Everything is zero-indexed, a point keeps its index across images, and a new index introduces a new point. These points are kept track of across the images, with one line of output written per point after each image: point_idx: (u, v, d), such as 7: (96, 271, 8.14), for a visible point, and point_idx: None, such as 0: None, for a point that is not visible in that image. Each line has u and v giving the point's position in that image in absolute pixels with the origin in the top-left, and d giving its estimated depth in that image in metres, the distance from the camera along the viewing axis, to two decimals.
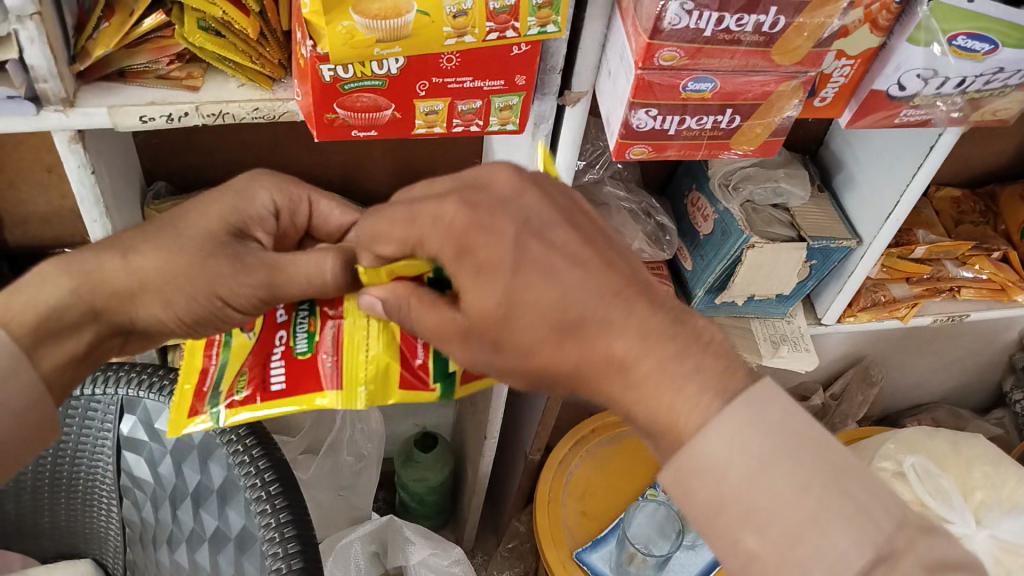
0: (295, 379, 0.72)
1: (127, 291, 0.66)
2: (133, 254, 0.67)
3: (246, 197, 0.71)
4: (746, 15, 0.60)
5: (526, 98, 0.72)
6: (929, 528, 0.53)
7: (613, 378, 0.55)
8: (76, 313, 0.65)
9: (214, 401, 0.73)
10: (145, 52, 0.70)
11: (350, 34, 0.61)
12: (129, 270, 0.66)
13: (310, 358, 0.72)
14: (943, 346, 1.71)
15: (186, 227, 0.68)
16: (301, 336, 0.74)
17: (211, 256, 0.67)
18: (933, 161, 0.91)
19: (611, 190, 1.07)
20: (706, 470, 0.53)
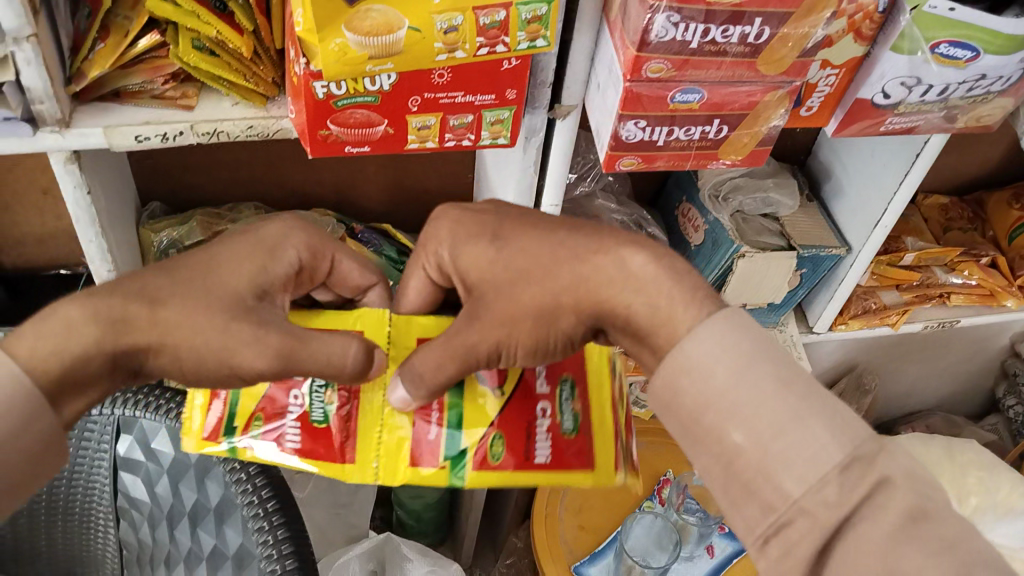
0: (309, 444, 0.69)
1: (148, 346, 0.62)
2: (163, 306, 0.62)
3: (275, 252, 0.69)
4: (731, 26, 0.62)
5: (516, 112, 0.73)
6: (885, 476, 0.53)
7: (613, 291, 0.63)
8: (100, 363, 0.61)
9: (229, 437, 0.69)
10: (140, 72, 0.71)
11: (342, 51, 0.62)
12: (157, 323, 0.62)
13: (325, 429, 0.69)
14: (935, 353, 1.72)
15: (214, 284, 0.64)
16: (318, 403, 0.70)
17: (235, 323, 0.63)
18: (919, 168, 0.93)
19: (603, 202, 1.08)
20: (698, 371, 0.58)
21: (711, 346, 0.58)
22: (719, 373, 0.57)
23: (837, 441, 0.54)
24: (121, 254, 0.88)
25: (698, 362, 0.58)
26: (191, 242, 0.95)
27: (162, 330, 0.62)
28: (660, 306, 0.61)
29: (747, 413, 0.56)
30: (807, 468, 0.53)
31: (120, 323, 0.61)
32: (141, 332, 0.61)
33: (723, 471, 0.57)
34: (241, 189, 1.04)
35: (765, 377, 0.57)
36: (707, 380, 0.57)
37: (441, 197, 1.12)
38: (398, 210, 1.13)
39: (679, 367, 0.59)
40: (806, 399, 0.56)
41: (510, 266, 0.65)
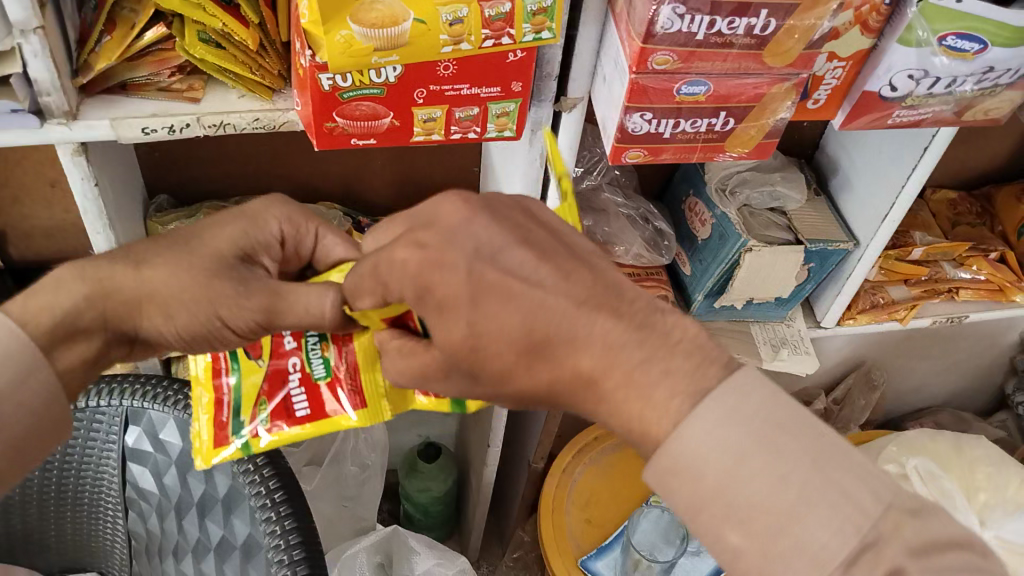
0: (315, 403, 0.74)
1: (137, 302, 0.66)
2: (147, 266, 0.67)
3: (258, 222, 0.72)
4: (737, 18, 0.61)
5: (522, 104, 0.73)
6: (898, 565, 0.48)
7: (602, 384, 0.55)
8: (92, 317, 0.65)
9: (240, 433, 0.75)
10: (147, 64, 0.71)
11: (348, 43, 0.62)
12: (141, 281, 0.66)
13: (327, 385, 0.75)
14: (945, 348, 1.72)
15: (198, 246, 0.69)
16: (316, 361, 0.75)
17: (219, 281, 0.67)
18: (927, 162, 0.92)
19: (609, 196, 1.09)
20: (685, 472, 0.52)
21: (697, 442, 0.51)
22: (708, 475, 0.51)
23: (841, 534, 0.48)
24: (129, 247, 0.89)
25: (686, 460, 0.52)
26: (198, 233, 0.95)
27: (150, 291, 0.66)
28: (648, 403, 0.54)
29: (742, 511, 0.50)
30: (810, 570, 0.48)
31: (107, 282, 0.66)
32: (127, 292, 0.66)
33: (726, 566, 0.52)
34: (248, 182, 1.05)
35: (758, 471, 0.50)
36: (697, 481, 0.52)
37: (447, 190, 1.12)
38: (405, 204, 1.13)
39: (668, 465, 0.52)
40: (806, 495, 0.50)
41: (493, 341, 0.56)
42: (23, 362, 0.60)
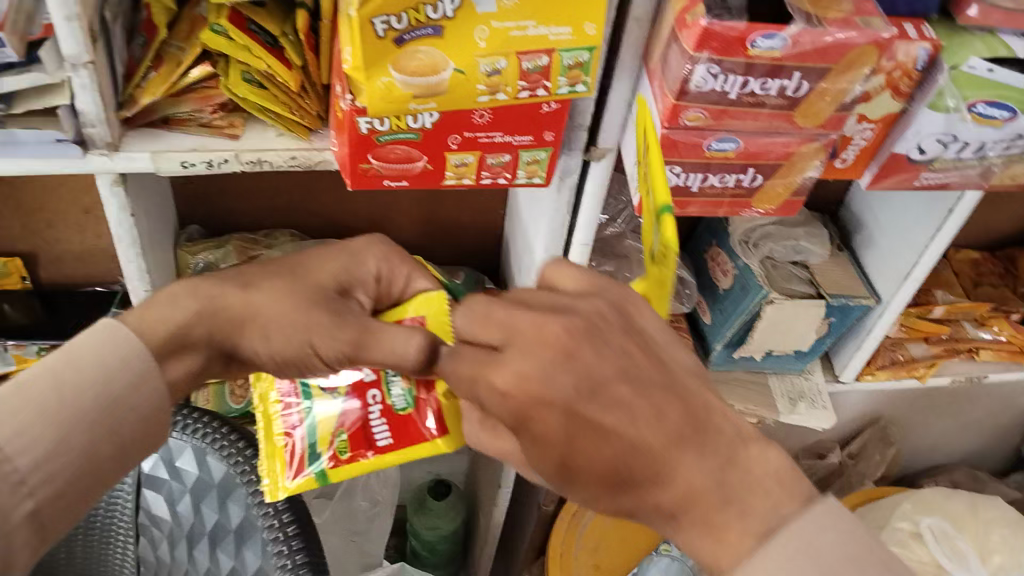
0: (397, 432, 0.80)
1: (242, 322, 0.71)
2: (253, 289, 0.72)
3: (357, 259, 0.78)
4: (770, 79, 0.62)
5: (553, 153, 0.74)
6: None
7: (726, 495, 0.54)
8: (199, 333, 0.70)
9: (315, 463, 0.80)
10: (190, 100, 0.73)
11: (388, 90, 0.64)
12: (248, 304, 0.71)
13: (408, 414, 0.80)
14: (962, 407, 1.71)
15: (302, 273, 0.75)
16: (397, 393, 0.81)
17: (315, 312, 0.72)
18: (951, 225, 0.93)
19: (632, 243, 1.09)
20: (809, 547, 0.52)
21: (824, 528, 0.53)
22: (827, 553, 0.53)
23: None
24: (159, 278, 0.90)
25: (812, 536, 0.53)
26: (225, 265, 0.99)
27: (254, 314, 0.71)
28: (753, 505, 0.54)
29: None
30: None
31: (215, 300, 0.71)
32: (234, 310, 0.71)
33: None
34: (278, 216, 1.06)
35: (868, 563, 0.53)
36: (814, 559, 0.52)
37: (473, 231, 1.13)
38: (430, 244, 1.14)
39: (790, 538, 0.53)
40: None
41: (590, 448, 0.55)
42: (136, 366, 0.65)
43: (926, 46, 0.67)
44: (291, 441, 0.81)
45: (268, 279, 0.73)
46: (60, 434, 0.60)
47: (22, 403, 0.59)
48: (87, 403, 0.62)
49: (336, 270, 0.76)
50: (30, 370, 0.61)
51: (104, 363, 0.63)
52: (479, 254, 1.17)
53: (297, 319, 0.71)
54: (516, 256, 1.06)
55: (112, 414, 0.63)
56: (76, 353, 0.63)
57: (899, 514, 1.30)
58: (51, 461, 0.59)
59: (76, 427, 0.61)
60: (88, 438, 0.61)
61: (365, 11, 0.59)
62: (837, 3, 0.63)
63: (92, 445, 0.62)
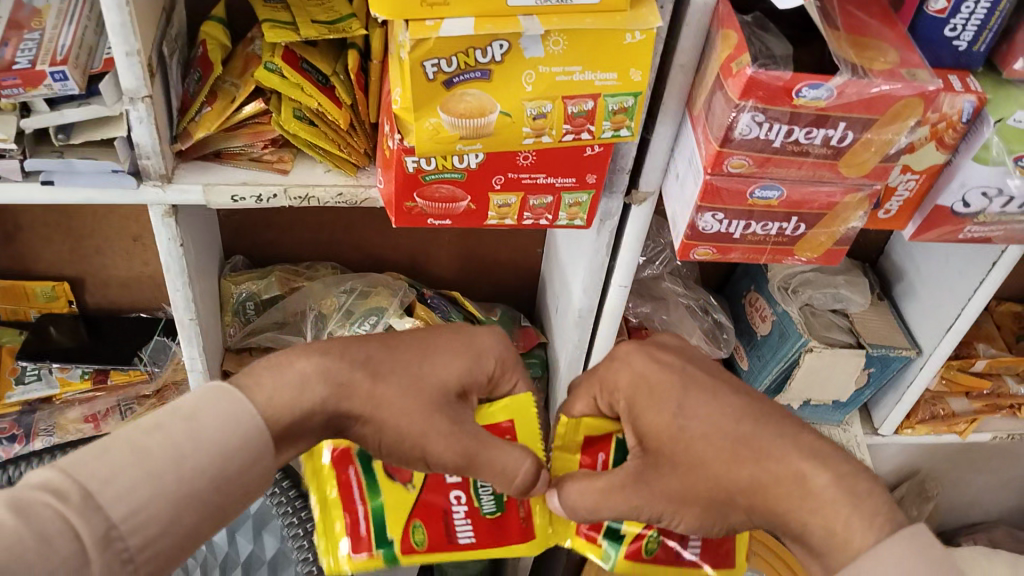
0: (483, 535, 0.75)
1: (361, 417, 0.67)
2: (380, 382, 0.67)
3: (475, 353, 0.72)
4: (815, 129, 0.63)
5: (595, 196, 0.75)
6: None
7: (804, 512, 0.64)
8: (318, 421, 0.65)
9: (385, 545, 0.73)
10: (242, 135, 0.76)
11: (436, 131, 0.65)
12: (373, 400, 0.66)
13: (497, 518, 0.75)
14: (1003, 464, 1.66)
15: (426, 373, 0.69)
16: (487, 496, 0.75)
17: (433, 420, 0.67)
18: (996, 277, 0.92)
19: (670, 286, 1.11)
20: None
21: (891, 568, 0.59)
22: None
23: None
24: (203, 307, 0.92)
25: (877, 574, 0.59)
26: (268, 296, 1.02)
27: (377, 409, 0.67)
28: (835, 529, 0.62)
29: None
30: None
31: (343, 388, 0.66)
32: (357, 402, 0.66)
33: None
34: (320, 249, 1.08)
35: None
36: None
37: (511, 268, 1.14)
38: (468, 280, 1.15)
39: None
40: None
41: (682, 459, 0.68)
42: (252, 450, 0.60)
43: (972, 99, 0.68)
44: (356, 516, 0.74)
45: (390, 369, 0.68)
46: (172, 513, 0.55)
47: (139, 475, 0.55)
48: (202, 482, 0.57)
49: (461, 372, 0.71)
50: (147, 433, 0.57)
51: (223, 445, 0.58)
52: (516, 292, 1.18)
53: (406, 424, 0.67)
54: (554, 295, 1.06)
55: (222, 492, 0.58)
56: (198, 423, 0.58)
57: None
58: (160, 541, 0.55)
59: (188, 506, 0.56)
60: (195, 519, 0.57)
61: (416, 54, 0.61)
62: (883, 54, 0.63)
63: (191, 527, 0.57)
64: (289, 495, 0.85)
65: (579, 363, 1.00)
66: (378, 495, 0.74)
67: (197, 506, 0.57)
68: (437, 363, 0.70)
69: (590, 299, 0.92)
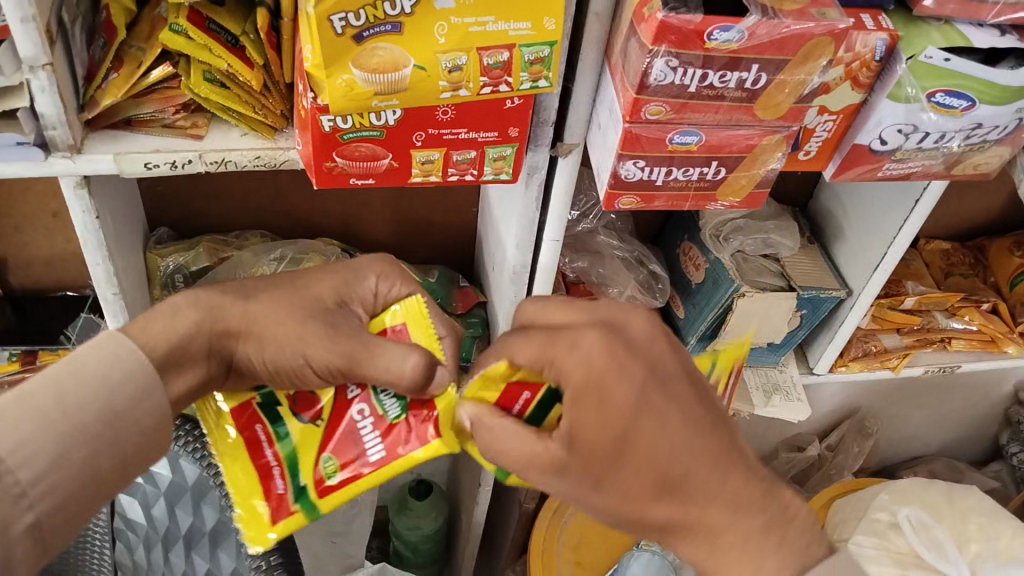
0: (391, 445, 0.72)
1: (242, 333, 0.72)
2: (255, 300, 0.74)
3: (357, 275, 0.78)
4: (729, 72, 0.63)
5: (519, 149, 0.74)
6: None
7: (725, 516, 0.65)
8: (199, 345, 0.70)
9: (303, 494, 0.73)
10: (152, 101, 0.73)
11: (349, 87, 0.64)
12: (248, 314, 0.73)
13: (399, 423, 0.72)
14: (938, 398, 1.72)
15: (303, 286, 0.76)
16: (387, 401, 0.73)
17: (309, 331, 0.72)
18: (918, 215, 0.94)
19: (605, 239, 1.11)
20: None
21: None
22: None
23: None
24: (127, 281, 0.89)
25: None
26: (197, 267, 0.99)
27: (253, 323, 0.72)
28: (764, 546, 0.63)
29: None
30: None
31: (215, 310, 0.72)
32: (233, 319, 0.72)
33: None
34: (249, 217, 1.06)
35: None
36: None
37: (446, 229, 1.13)
38: (403, 243, 1.14)
39: None
40: None
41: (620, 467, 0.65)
42: (140, 379, 0.65)
43: (884, 37, 0.69)
44: (273, 470, 0.74)
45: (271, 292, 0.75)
46: (59, 447, 0.60)
47: (23, 414, 0.59)
48: (88, 416, 0.61)
49: (336, 286, 0.76)
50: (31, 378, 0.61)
51: (110, 376, 0.63)
52: (453, 253, 1.17)
53: (282, 332, 0.72)
54: (490, 252, 1.06)
55: (114, 426, 0.63)
56: (80, 362, 0.63)
57: (877, 504, 1.31)
58: (51, 475, 0.59)
59: (74, 439, 0.61)
60: (87, 448, 0.61)
61: (322, 8, 0.59)
62: None
63: (89, 456, 0.61)
64: None
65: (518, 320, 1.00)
66: (285, 436, 0.74)
67: (88, 436, 0.62)
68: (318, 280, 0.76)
69: (524, 255, 0.91)
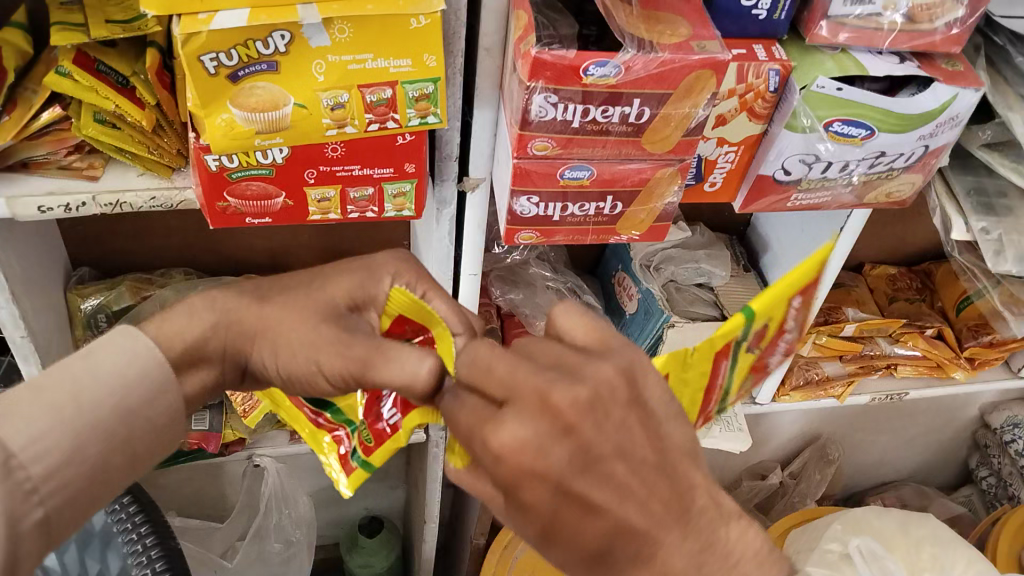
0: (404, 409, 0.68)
1: (254, 335, 0.68)
2: (267, 304, 0.69)
3: (373, 275, 0.70)
4: (610, 107, 0.62)
5: (418, 184, 0.73)
6: None
7: None
8: (214, 347, 0.68)
9: (355, 456, 0.73)
10: (45, 143, 0.71)
11: (229, 127, 0.63)
12: (262, 316, 0.68)
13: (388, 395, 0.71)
14: (902, 423, 1.71)
15: (318, 290, 0.69)
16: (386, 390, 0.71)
17: (326, 335, 0.65)
18: (844, 242, 0.93)
19: (538, 270, 1.10)
20: None
21: None
22: None
23: None
24: (38, 320, 0.87)
25: None
26: (119, 307, 0.97)
27: (268, 327, 0.68)
28: None
29: None
30: None
31: (231, 313, 0.69)
32: (247, 321, 0.68)
33: None
34: (174, 254, 1.05)
35: None
36: None
37: None
38: None
39: None
40: None
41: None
42: (155, 377, 0.63)
43: (776, 68, 0.68)
44: (338, 435, 0.75)
45: (285, 294, 0.69)
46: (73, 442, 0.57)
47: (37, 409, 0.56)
48: (105, 413, 0.59)
49: (353, 288, 0.69)
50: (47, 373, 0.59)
51: (123, 373, 0.61)
52: None
53: (312, 342, 0.66)
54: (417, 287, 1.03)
55: (128, 424, 0.61)
56: (95, 359, 0.60)
57: (830, 535, 1.29)
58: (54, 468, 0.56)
59: (90, 435, 0.58)
60: (100, 448, 0.59)
61: (190, 50, 0.58)
62: (673, 28, 0.63)
63: (101, 456, 0.59)
64: (131, 511, 0.80)
65: None
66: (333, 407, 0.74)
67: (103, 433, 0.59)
68: (331, 283, 0.69)
69: (442, 290, 0.90)
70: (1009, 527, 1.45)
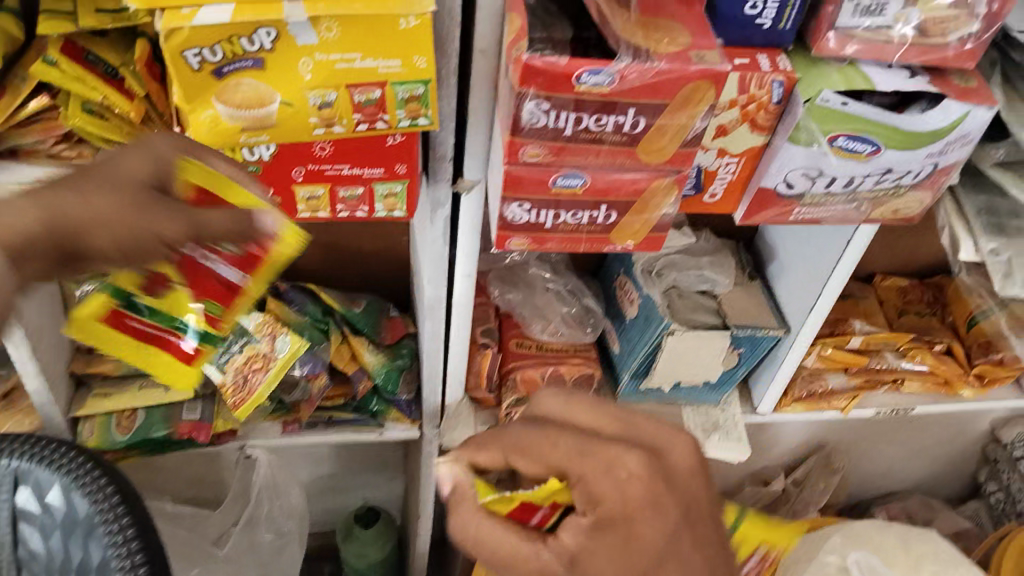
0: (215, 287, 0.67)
1: (74, 228, 0.56)
2: (86, 192, 0.57)
3: (149, 141, 0.60)
4: (604, 115, 0.60)
5: (410, 185, 0.72)
6: None
7: None
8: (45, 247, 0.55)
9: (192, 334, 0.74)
10: (33, 132, 0.71)
11: (213, 122, 0.62)
12: (83, 205, 0.56)
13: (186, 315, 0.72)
14: (910, 434, 1.68)
15: (114, 167, 0.58)
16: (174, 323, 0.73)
17: (152, 205, 0.58)
18: (851, 255, 0.91)
19: (536, 271, 1.09)
20: None
21: None
22: None
23: None
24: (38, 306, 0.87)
25: None
26: None
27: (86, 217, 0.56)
28: None
29: None
30: None
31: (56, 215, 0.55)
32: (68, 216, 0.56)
33: None
34: None
35: None
36: None
37: (376, 258, 1.11)
38: (332, 273, 1.12)
39: None
40: None
41: None
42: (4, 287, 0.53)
43: (781, 80, 0.66)
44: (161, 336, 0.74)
45: (82, 176, 0.57)
46: None
47: None
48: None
49: (151, 164, 0.59)
50: None
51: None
52: (385, 284, 1.15)
53: (122, 214, 0.57)
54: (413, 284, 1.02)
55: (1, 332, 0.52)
56: None
57: (828, 547, 1.27)
58: None
59: None
60: None
61: (173, 45, 0.57)
62: (671, 36, 0.60)
63: None
64: (113, 502, 0.78)
65: (439, 354, 0.97)
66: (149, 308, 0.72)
67: None
68: (127, 157, 0.59)
69: (437, 289, 0.89)
70: (1014, 545, 1.42)
